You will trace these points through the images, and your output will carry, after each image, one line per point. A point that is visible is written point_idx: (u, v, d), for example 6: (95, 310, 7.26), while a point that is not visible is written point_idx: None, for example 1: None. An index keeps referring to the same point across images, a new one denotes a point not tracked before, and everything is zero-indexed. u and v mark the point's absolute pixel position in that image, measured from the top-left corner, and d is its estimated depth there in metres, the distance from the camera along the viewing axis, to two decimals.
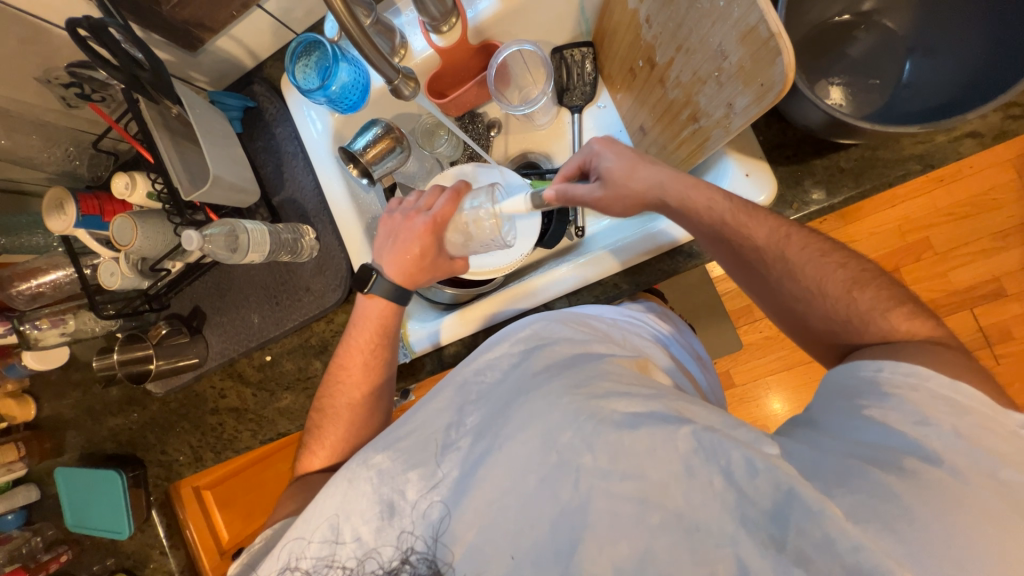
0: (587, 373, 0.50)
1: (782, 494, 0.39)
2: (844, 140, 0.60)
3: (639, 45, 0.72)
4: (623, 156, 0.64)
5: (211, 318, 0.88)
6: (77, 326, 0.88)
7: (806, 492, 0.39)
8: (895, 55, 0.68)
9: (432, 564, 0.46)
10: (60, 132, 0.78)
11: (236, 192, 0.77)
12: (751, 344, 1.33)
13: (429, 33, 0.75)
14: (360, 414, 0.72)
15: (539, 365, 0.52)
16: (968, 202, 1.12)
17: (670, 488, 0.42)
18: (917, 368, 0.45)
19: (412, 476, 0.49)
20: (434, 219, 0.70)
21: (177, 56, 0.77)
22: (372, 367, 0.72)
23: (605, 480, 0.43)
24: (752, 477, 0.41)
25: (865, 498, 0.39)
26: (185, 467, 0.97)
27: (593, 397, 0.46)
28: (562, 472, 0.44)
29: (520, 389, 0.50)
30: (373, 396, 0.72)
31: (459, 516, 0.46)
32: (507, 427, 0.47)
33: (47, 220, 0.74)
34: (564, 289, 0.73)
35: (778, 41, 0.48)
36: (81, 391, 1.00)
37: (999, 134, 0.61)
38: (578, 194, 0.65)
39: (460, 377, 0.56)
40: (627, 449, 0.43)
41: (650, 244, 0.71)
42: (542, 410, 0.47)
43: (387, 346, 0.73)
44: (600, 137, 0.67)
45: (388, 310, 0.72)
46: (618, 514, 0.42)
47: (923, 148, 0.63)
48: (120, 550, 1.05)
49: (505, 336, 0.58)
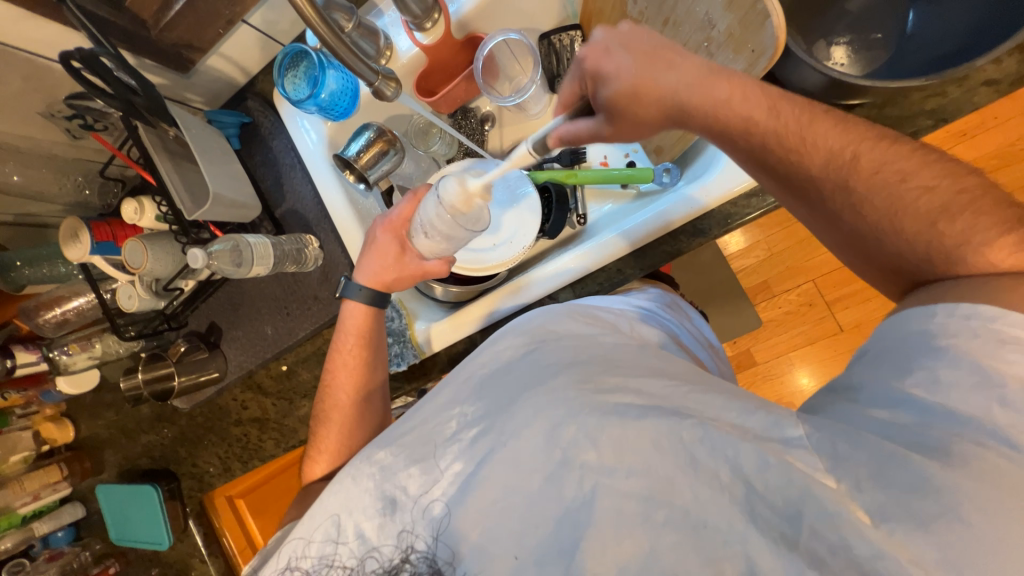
0: (595, 367, 0.49)
1: (799, 492, 0.37)
2: (848, 100, 0.57)
3: (626, 22, 0.70)
4: (625, 69, 0.55)
5: (227, 332, 0.90)
6: (104, 349, 0.92)
7: (822, 493, 0.36)
8: (897, 6, 0.64)
9: (432, 563, 0.46)
10: (69, 163, 0.81)
11: (237, 208, 0.78)
12: (771, 321, 1.30)
13: (414, 32, 0.75)
14: (359, 414, 0.73)
15: (547, 359, 0.51)
16: (996, 154, 1.07)
17: (675, 483, 0.40)
18: (985, 311, 0.40)
19: (414, 471, 0.49)
20: (392, 220, 0.73)
21: (170, 79, 0.79)
22: (356, 370, 0.74)
23: (611, 478, 0.42)
24: (763, 471, 0.38)
25: (900, 495, 0.35)
26: (216, 477, 1.01)
27: (599, 392, 0.45)
28: (567, 471, 0.44)
29: (526, 381, 0.49)
30: (365, 391, 0.74)
31: (461, 518, 0.46)
32: (511, 424, 0.46)
33: (65, 250, 0.78)
34: (562, 280, 0.73)
35: (765, 3, 0.47)
36: (114, 410, 1.05)
37: (1016, 79, 0.57)
38: (581, 132, 0.59)
39: (465, 372, 0.55)
40: (630, 442, 0.42)
41: (637, 236, 0.70)
42: (546, 406, 0.46)
43: (371, 347, 0.75)
44: (590, 51, 0.57)
45: (363, 314, 0.74)
46: (622, 510, 0.41)
47: (935, 102, 0.59)
48: (164, 559, 1.11)
49: (512, 329, 0.57)
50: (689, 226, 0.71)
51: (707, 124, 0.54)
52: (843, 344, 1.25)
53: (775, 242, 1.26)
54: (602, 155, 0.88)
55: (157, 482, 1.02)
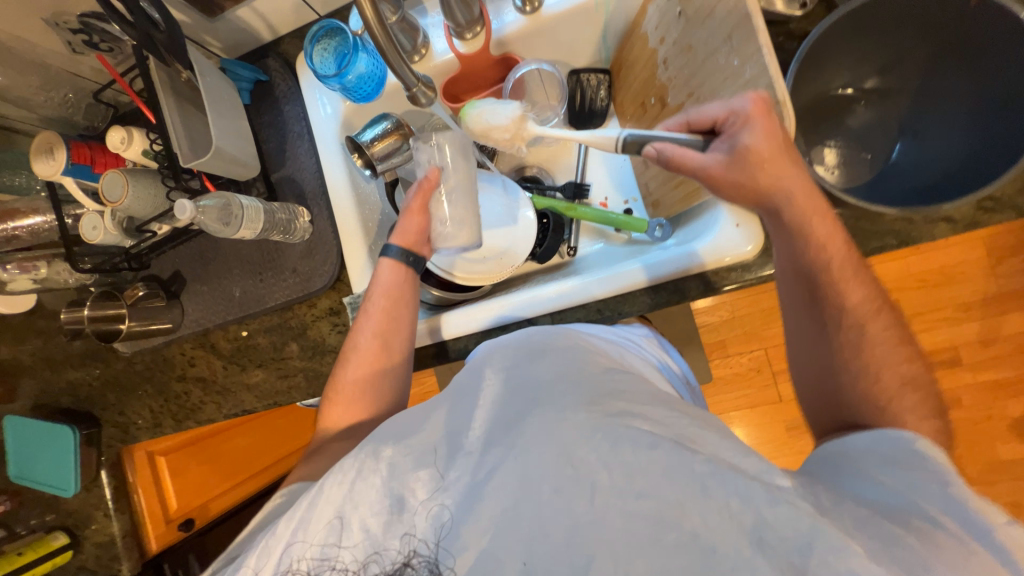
0: (602, 392, 0.52)
1: (806, 527, 0.39)
2: (832, 207, 0.62)
3: (654, 83, 0.75)
4: (773, 134, 0.53)
5: (191, 285, 0.87)
6: (50, 275, 0.85)
7: (828, 528, 0.39)
8: (888, 134, 0.71)
9: (433, 566, 0.47)
10: (59, 76, 0.76)
11: (235, 165, 0.76)
12: (721, 379, 1.37)
13: (452, 37, 0.76)
14: (379, 365, 0.71)
15: (555, 379, 0.54)
16: (940, 272, 1.30)
17: (686, 508, 0.42)
18: None
19: (423, 475, 0.50)
20: None
21: (193, 18, 0.76)
22: (384, 323, 0.71)
23: (621, 498, 0.44)
24: (773, 505, 0.41)
25: (886, 544, 0.38)
26: (143, 431, 0.95)
27: (609, 416, 0.48)
28: (578, 486, 0.45)
29: (536, 401, 0.51)
30: (385, 347, 0.71)
31: (468, 524, 0.47)
32: (523, 438, 0.48)
33: (35, 163, 0.73)
34: (577, 299, 0.75)
35: (782, 108, 0.53)
36: (43, 338, 0.97)
37: (971, 223, 0.64)
38: (690, 166, 0.57)
39: (459, 386, 0.59)
40: (642, 467, 0.44)
41: (658, 271, 0.73)
42: (558, 424, 0.48)
43: (402, 303, 0.73)
44: (760, 100, 0.53)
45: (397, 272, 0.73)
46: (631, 533, 0.43)
47: (901, 225, 0.65)
48: (62, 507, 1.02)
49: (511, 347, 0.62)
50: (671, 284, 0.74)
51: (787, 215, 0.57)
52: (779, 413, 1.35)
53: (739, 307, 1.35)
54: (603, 195, 0.95)
55: (76, 424, 0.96)
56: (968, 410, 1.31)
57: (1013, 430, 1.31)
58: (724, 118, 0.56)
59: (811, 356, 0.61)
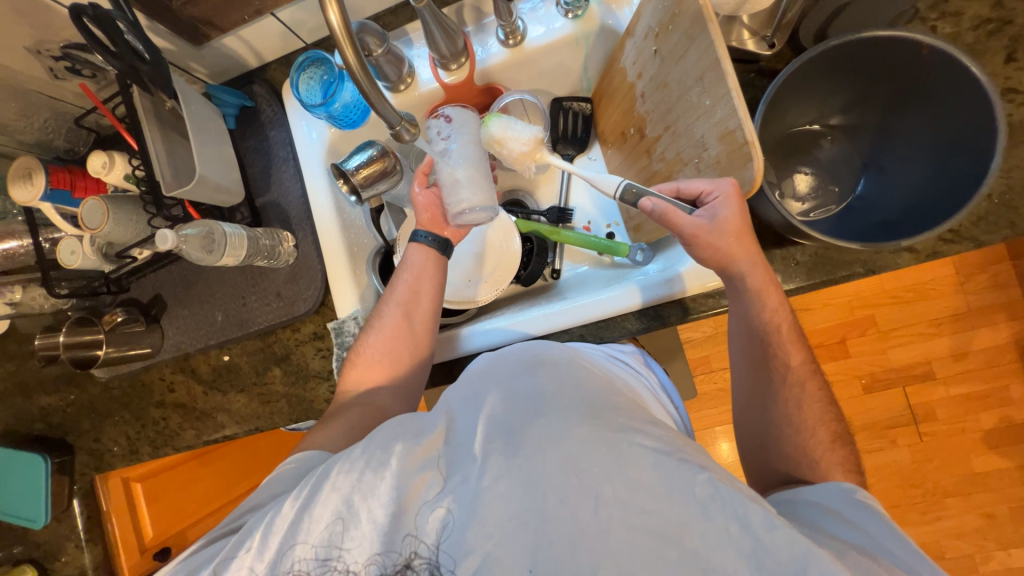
0: (604, 405, 0.52)
1: (801, 551, 0.40)
2: (800, 239, 0.65)
3: (632, 114, 0.77)
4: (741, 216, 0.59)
5: (172, 309, 0.86)
6: (25, 300, 0.84)
7: (823, 555, 0.40)
8: (853, 168, 0.75)
9: (433, 568, 0.47)
10: (40, 101, 0.76)
11: (219, 192, 0.76)
12: (705, 394, 1.39)
13: (438, 68, 0.78)
14: (403, 337, 0.72)
15: (556, 387, 0.54)
16: (912, 288, 1.34)
17: (686, 527, 0.43)
18: None
19: (430, 475, 0.51)
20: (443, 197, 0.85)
21: (178, 46, 0.76)
22: (410, 305, 0.73)
23: (626, 510, 0.44)
24: (770, 530, 0.41)
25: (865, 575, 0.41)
26: (118, 459, 0.93)
27: (612, 430, 0.48)
28: (583, 498, 0.45)
29: (539, 407, 0.51)
30: (411, 322, 0.72)
31: (471, 531, 0.47)
32: (527, 447, 0.48)
33: (12, 190, 0.72)
34: (583, 316, 0.76)
35: (751, 149, 0.55)
36: (15, 363, 0.95)
37: (933, 253, 0.67)
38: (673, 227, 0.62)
39: (462, 391, 0.59)
40: (644, 484, 0.44)
41: (659, 291, 0.74)
42: (562, 434, 0.48)
43: (429, 291, 0.75)
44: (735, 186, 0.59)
45: (430, 258, 0.76)
46: (634, 546, 0.43)
47: (868, 254, 0.68)
48: (31, 538, 0.98)
49: (515, 353, 0.61)
50: (652, 308, 0.76)
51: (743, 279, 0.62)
52: None
53: (721, 323, 1.38)
54: (587, 220, 0.97)
55: (47, 452, 0.93)
56: (943, 423, 1.35)
57: (984, 442, 1.35)
58: (708, 193, 0.61)
59: (780, 386, 0.63)
